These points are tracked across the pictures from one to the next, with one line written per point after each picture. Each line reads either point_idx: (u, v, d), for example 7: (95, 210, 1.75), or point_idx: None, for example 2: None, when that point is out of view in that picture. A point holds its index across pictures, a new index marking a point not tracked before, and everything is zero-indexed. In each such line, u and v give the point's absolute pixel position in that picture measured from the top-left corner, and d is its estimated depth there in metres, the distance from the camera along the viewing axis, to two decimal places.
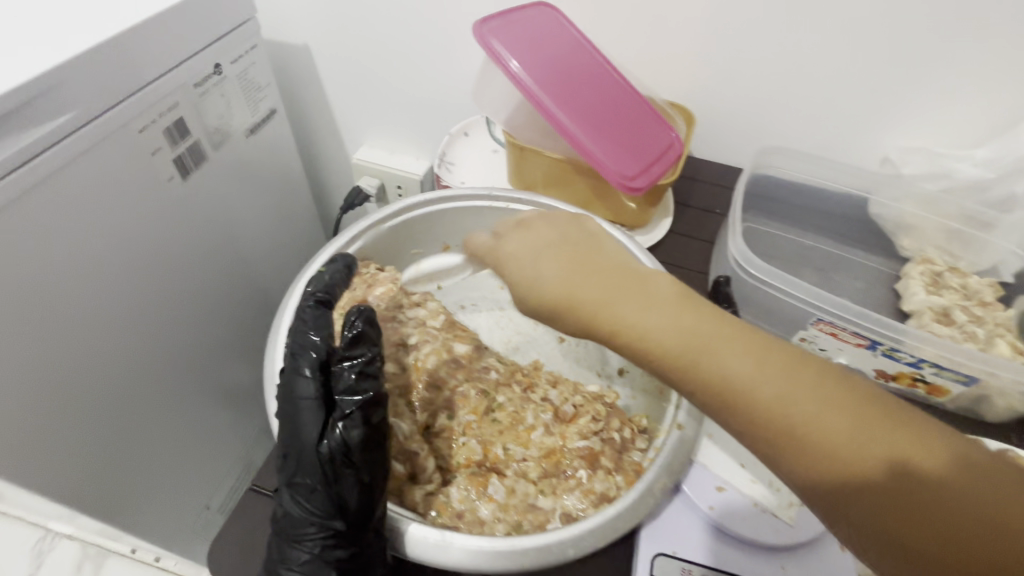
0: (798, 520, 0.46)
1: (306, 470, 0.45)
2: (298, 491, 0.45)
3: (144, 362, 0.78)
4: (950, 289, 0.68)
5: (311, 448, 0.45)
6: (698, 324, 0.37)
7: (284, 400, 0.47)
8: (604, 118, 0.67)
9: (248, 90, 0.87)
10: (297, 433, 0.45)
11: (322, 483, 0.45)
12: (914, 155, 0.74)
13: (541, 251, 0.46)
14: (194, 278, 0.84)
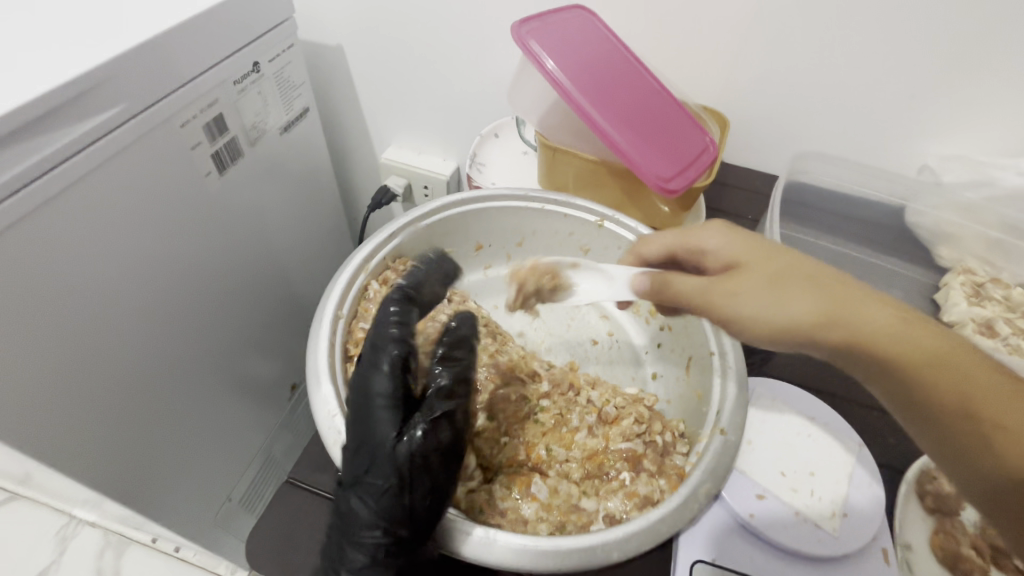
0: (842, 531, 0.48)
1: (378, 470, 0.43)
2: (365, 490, 0.43)
3: (178, 351, 0.80)
4: (993, 301, 0.66)
5: (387, 449, 0.43)
6: (904, 317, 0.38)
7: (359, 395, 0.45)
8: (639, 121, 0.67)
9: (284, 88, 0.89)
10: (371, 433, 0.43)
11: (394, 486, 0.42)
12: (953, 163, 0.72)
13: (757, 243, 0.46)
14: (224, 271, 0.85)
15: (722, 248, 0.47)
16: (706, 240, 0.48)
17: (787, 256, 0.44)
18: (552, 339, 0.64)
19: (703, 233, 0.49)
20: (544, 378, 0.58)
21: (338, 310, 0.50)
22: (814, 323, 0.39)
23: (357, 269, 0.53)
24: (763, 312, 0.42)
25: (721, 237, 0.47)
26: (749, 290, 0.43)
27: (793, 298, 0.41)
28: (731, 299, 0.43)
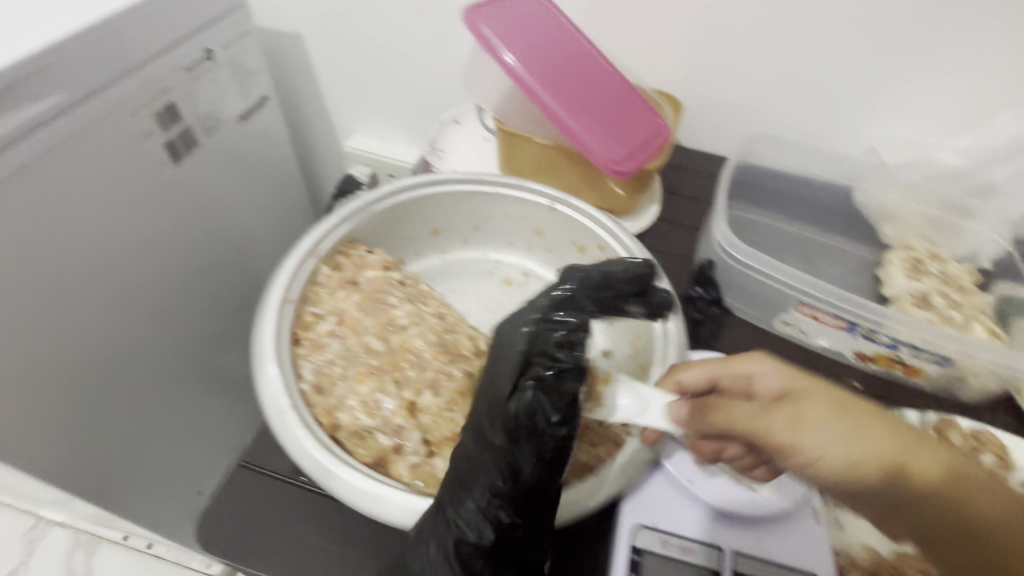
0: (776, 491, 0.47)
1: (489, 428, 0.38)
2: (469, 459, 0.38)
3: (140, 343, 0.79)
4: (930, 275, 0.69)
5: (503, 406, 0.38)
6: (967, 468, 0.37)
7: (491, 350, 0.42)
8: (592, 105, 0.68)
9: (240, 76, 0.88)
10: (494, 388, 0.39)
11: (501, 454, 0.37)
12: (896, 145, 0.76)
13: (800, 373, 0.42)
14: (183, 262, 0.84)
15: (777, 380, 0.42)
16: (758, 366, 0.43)
17: (842, 398, 0.40)
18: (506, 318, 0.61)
19: (755, 359, 0.43)
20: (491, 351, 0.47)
21: (286, 295, 0.48)
22: (897, 472, 0.36)
23: (305, 253, 0.51)
24: (840, 452, 0.38)
25: (774, 366, 0.42)
26: (817, 428, 0.39)
27: (869, 443, 0.37)
28: (804, 434, 0.39)
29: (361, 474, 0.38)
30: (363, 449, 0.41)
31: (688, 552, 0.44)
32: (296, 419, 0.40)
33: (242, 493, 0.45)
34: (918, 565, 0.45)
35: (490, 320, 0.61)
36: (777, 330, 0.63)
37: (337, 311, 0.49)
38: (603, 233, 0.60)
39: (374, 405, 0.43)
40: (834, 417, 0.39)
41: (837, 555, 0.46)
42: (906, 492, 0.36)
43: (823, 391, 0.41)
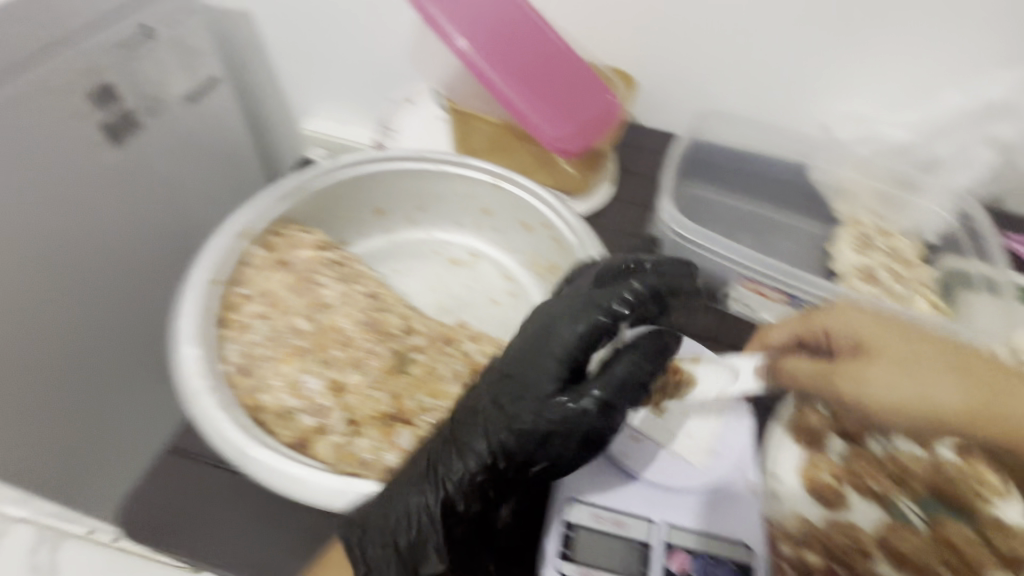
0: (707, 463, 0.48)
1: (513, 408, 0.37)
2: (473, 429, 0.38)
3: (92, 338, 0.76)
4: (878, 250, 0.69)
5: (540, 393, 0.37)
6: (1010, 397, 0.37)
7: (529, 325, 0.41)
8: (538, 82, 0.67)
9: (185, 54, 0.83)
10: (528, 367, 0.38)
11: (523, 434, 0.37)
12: (847, 121, 0.75)
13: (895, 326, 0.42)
14: (137, 251, 0.80)
15: (920, 334, 0.41)
16: (863, 321, 0.43)
17: (904, 345, 0.41)
18: (450, 298, 0.59)
19: (857, 314, 0.44)
20: (418, 331, 0.48)
21: (213, 276, 0.47)
22: (975, 413, 0.37)
23: (235, 234, 0.50)
24: (912, 400, 0.39)
25: (902, 322, 0.43)
26: (883, 375, 0.40)
27: (944, 388, 0.38)
28: (871, 385, 0.40)
29: (278, 453, 0.38)
30: (287, 429, 0.40)
31: (619, 526, 0.44)
32: (214, 400, 0.40)
33: (165, 478, 0.44)
34: (846, 531, 0.46)
35: (434, 301, 0.59)
36: (724, 307, 0.63)
37: (267, 292, 0.49)
38: (545, 209, 0.59)
39: (298, 385, 0.42)
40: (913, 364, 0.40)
41: (767, 525, 0.45)
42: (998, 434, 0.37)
43: (902, 343, 0.41)
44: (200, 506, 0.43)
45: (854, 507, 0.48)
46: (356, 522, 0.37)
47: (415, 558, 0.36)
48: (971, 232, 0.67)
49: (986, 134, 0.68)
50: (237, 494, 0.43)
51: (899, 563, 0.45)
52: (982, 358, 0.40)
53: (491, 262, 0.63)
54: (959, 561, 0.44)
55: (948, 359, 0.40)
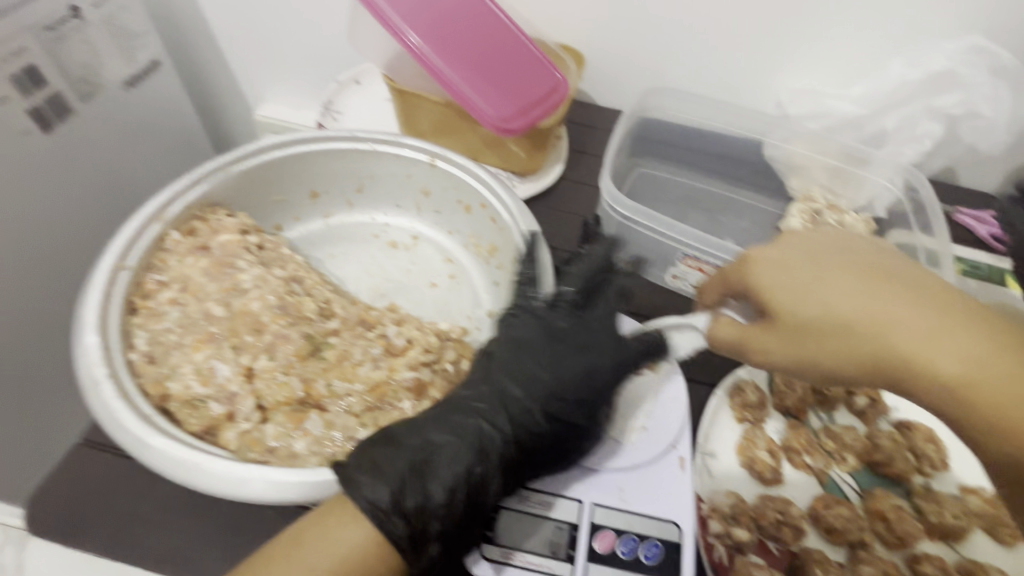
0: (637, 442, 0.47)
1: (556, 404, 0.43)
2: (515, 419, 0.41)
3: (41, 347, 0.69)
4: (827, 226, 0.69)
5: (582, 396, 0.44)
6: (906, 334, 0.34)
7: (544, 329, 0.46)
8: (476, 56, 0.65)
9: (120, 38, 0.75)
10: (565, 370, 0.44)
11: (565, 425, 0.43)
12: (801, 96, 0.73)
13: (800, 268, 0.39)
14: (85, 253, 0.74)
15: (819, 286, 0.38)
16: (768, 277, 0.40)
17: (802, 288, 0.38)
18: (387, 284, 0.58)
19: (766, 268, 0.41)
20: (336, 315, 0.48)
21: (120, 261, 0.45)
22: (867, 358, 0.35)
23: (148, 218, 0.48)
24: (804, 353, 0.38)
25: (808, 273, 0.39)
26: (776, 332, 0.39)
27: (834, 336, 0.37)
28: (767, 343, 0.40)
29: (176, 441, 0.37)
30: (195, 418, 0.40)
31: (544, 507, 0.43)
32: (112, 389, 0.38)
33: (78, 472, 0.42)
34: (776, 506, 0.45)
35: (369, 287, 0.58)
36: (668, 285, 0.62)
37: (182, 278, 0.47)
38: (483, 188, 0.57)
39: (208, 372, 0.42)
40: (806, 314, 0.38)
41: (699, 504, 0.45)
42: (900, 377, 0.34)
43: (802, 287, 0.38)
44: (108, 501, 0.41)
45: (789, 481, 0.48)
46: (387, 507, 0.36)
47: (459, 533, 0.38)
48: (917, 206, 0.66)
49: (931, 105, 0.66)
50: (151, 484, 0.42)
51: (829, 535, 0.45)
52: (894, 287, 0.36)
53: (431, 246, 0.62)
54: (889, 531, 0.45)
55: (849, 296, 0.36)
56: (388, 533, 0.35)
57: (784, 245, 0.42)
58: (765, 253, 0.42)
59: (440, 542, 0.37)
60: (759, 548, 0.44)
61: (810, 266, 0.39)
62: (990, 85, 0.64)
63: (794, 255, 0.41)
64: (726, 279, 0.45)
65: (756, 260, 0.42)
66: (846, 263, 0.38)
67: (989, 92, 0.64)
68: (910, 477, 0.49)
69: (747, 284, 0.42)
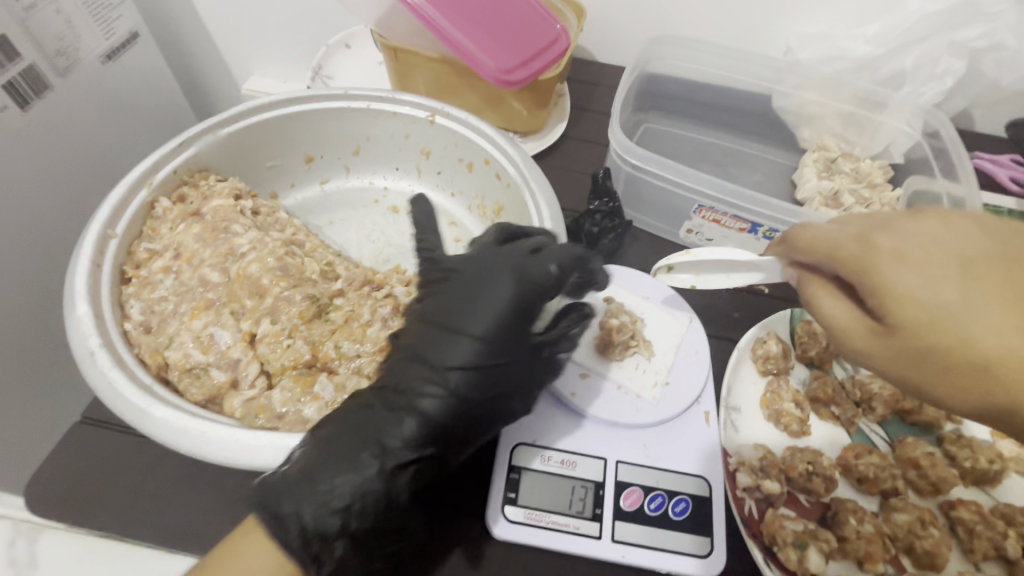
0: (662, 398, 0.45)
1: (460, 357, 0.38)
2: (421, 392, 0.37)
3: (44, 331, 0.67)
4: (843, 174, 0.67)
5: (488, 331, 0.38)
6: None
7: (440, 278, 0.42)
8: (471, 6, 0.61)
9: (95, 7, 0.70)
10: (467, 315, 0.39)
11: (476, 378, 0.38)
12: (812, 40, 0.69)
13: (957, 273, 0.28)
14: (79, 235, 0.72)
15: (973, 308, 0.27)
16: (907, 280, 0.28)
17: (958, 303, 0.27)
18: (389, 249, 0.56)
19: (896, 261, 0.29)
20: (340, 276, 0.45)
21: (109, 228, 0.43)
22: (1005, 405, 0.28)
23: (136, 182, 0.46)
24: (924, 381, 0.29)
25: (962, 288, 0.27)
26: (897, 349, 0.29)
27: (976, 373, 0.27)
28: (877, 356, 0.30)
29: (180, 410, 0.35)
30: (197, 387, 0.39)
31: (568, 467, 0.42)
32: (108, 358, 0.36)
33: (81, 448, 0.41)
34: (806, 457, 0.43)
35: (372, 253, 0.56)
36: (682, 239, 0.60)
37: (175, 245, 0.45)
38: (487, 144, 0.54)
39: (208, 340, 0.40)
40: (953, 341, 0.27)
41: (726, 458, 0.43)
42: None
43: (960, 303, 0.27)
44: (113, 476, 0.40)
45: (817, 433, 0.47)
46: (283, 514, 0.33)
47: (370, 530, 0.35)
48: (937, 150, 0.64)
49: (953, 41, 0.63)
50: (158, 456, 0.40)
51: (862, 484, 0.43)
52: None
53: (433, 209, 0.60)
54: (922, 477, 0.44)
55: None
56: (284, 541, 0.32)
57: (923, 227, 0.30)
58: (897, 241, 0.29)
59: (346, 541, 0.34)
60: (789, 500, 0.42)
61: (971, 273, 0.28)
62: (1017, 15, 0.60)
63: (941, 249, 0.29)
64: (823, 252, 0.32)
65: (893, 241, 0.29)
66: (1018, 281, 0.27)
67: (1014, 23, 0.61)
68: (941, 424, 0.47)
69: (860, 275, 0.30)
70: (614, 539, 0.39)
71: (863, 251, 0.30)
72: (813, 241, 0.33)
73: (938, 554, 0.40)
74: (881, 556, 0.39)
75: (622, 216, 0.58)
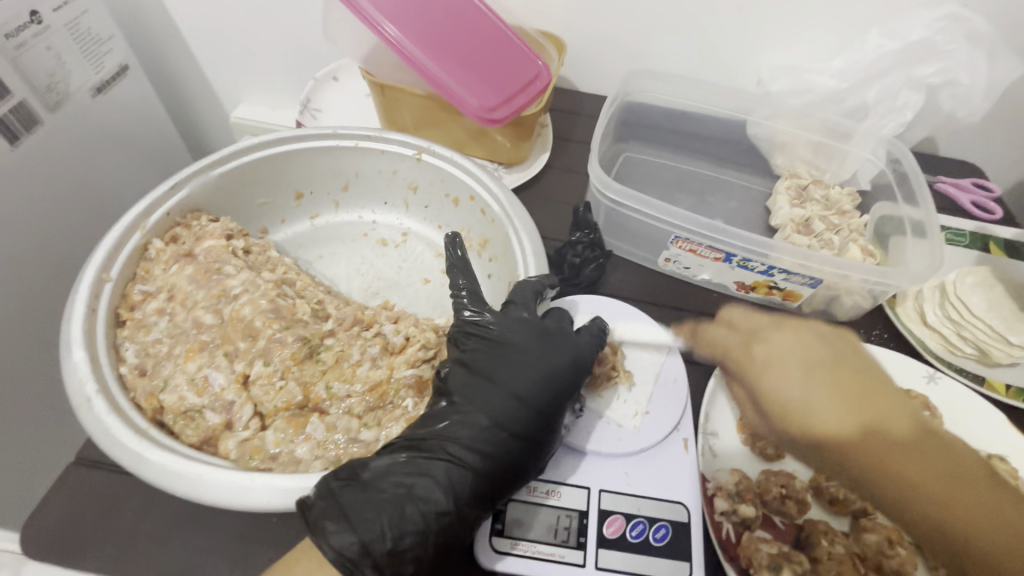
0: (642, 427, 0.47)
1: (519, 418, 0.40)
2: (477, 443, 0.39)
3: (35, 364, 0.68)
4: (814, 201, 0.69)
5: (540, 400, 0.41)
6: (887, 452, 0.38)
7: (490, 339, 0.44)
8: (455, 44, 0.63)
9: (85, 43, 0.71)
10: (523, 377, 0.42)
11: (531, 439, 0.40)
12: (781, 73, 0.73)
13: (799, 363, 0.44)
14: (70, 268, 0.72)
15: (812, 394, 0.42)
16: (772, 375, 0.44)
17: (810, 386, 0.42)
18: (379, 282, 0.58)
19: (766, 355, 0.46)
20: (330, 316, 0.47)
21: (103, 272, 0.44)
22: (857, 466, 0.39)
23: (130, 225, 0.47)
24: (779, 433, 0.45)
25: (830, 397, 0.41)
26: (776, 408, 0.44)
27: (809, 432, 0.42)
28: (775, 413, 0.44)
29: (175, 455, 0.36)
30: (191, 430, 0.40)
31: (554, 497, 0.44)
32: (105, 404, 0.37)
33: (75, 490, 0.41)
34: (780, 480, 0.45)
35: (362, 286, 0.58)
36: (662, 268, 0.62)
37: (169, 286, 0.46)
38: (472, 180, 0.56)
39: (202, 381, 0.42)
40: (789, 410, 0.43)
41: (705, 483, 0.45)
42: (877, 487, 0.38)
43: (811, 389, 0.42)
44: (107, 516, 0.41)
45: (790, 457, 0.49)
46: (356, 556, 0.34)
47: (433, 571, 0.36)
48: (900, 177, 0.66)
49: (911, 76, 0.66)
50: (153, 497, 0.41)
51: (833, 505, 0.45)
52: (875, 391, 0.42)
53: (422, 242, 0.62)
54: None
55: (847, 402, 0.41)
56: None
57: (790, 339, 0.45)
58: (765, 351, 0.46)
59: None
60: (764, 522, 0.44)
61: (817, 367, 0.43)
62: (968, 52, 0.64)
63: (794, 358, 0.44)
64: (725, 351, 0.50)
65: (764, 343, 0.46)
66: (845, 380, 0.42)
67: (966, 62, 0.64)
68: None
69: (743, 368, 0.47)
70: (598, 566, 0.41)
71: (757, 355, 0.46)
72: (720, 334, 0.52)
73: (903, 573, 0.42)
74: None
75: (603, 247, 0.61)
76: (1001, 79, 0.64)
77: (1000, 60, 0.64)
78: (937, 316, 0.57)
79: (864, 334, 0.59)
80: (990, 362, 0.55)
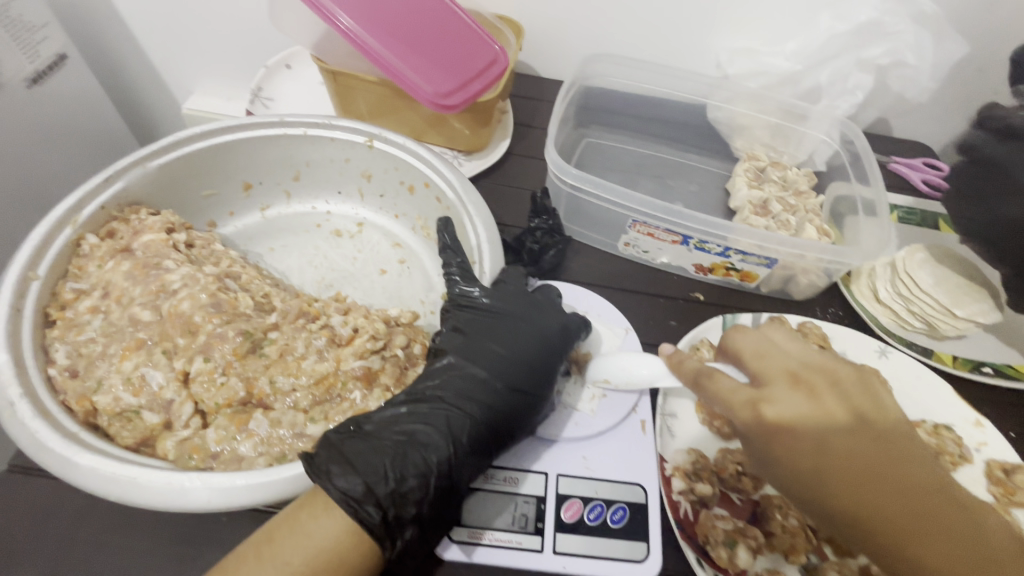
0: (598, 410, 0.48)
1: (518, 375, 0.43)
2: (474, 396, 0.41)
3: None
4: (772, 183, 0.70)
5: (534, 360, 0.44)
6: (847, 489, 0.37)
7: (484, 309, 0.46)
8: (407, 29, 0.62)
9: (16, 32, 0.66)
10: (517, 340, 0.45)
11: (525, 394, 0.43)
12: (737, 56, 0.73)
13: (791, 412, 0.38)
14: None
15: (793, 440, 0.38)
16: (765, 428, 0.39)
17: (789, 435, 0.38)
18: (333, 274, 0.56)
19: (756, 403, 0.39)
20: (274, 310, 0.46)
21: (30, 271, 0.42)
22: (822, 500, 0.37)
23: (59, 221, 0.45)
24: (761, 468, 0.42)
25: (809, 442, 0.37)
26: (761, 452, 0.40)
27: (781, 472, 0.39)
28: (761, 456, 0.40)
29: (107, 458, 0.35)
30: (128, 430, 0.38)
31: (512, 484, 0.44)
32: (30, 409, 0.36)
33: (4, 500, 0.39)
34: (736, 458, 0.46)
35: (315, 279, 0.56)
36: (622, 252, 0.62)
37: (104, 283, 0.44)
38: (424, 167, 0.55)
39: (139, 381, 0.40)
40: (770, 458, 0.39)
41: (663, 464, 0.45)
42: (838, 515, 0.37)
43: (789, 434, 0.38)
44: (38, 523, 0.39)
45: None
46: (360, 496, 0.34)
47: (435, 515, 0.37)
48: (853, 157, 0.68)
49: (861, 57, 0.67)
50: (90, 502, 0.39)
51: None
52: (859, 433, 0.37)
53: (378, 231, 0.60)
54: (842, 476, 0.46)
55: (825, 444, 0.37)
56: (361, 521, 0.33)
57: (801, 398, 0.39)
58: (773, 412, 0.38)
59: (415, 527, 0.36)
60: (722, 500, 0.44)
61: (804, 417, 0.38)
62: (915, 34, 0.64)
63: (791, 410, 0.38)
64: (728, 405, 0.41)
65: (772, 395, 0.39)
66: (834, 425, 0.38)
67: (914, 43, 0.65)
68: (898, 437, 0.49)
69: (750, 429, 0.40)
70: (555, 550, 0.41)
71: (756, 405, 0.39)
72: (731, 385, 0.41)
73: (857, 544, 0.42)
74: (805, 547, 0.42)
75: (562, 233, 0.61)
76: (947, 60, 0.65)
77: (946, 41, 0.65)
78: (888, 292, 0.58)
79: (816, 313, 0.60)
80: (939, 336, 0.57)
